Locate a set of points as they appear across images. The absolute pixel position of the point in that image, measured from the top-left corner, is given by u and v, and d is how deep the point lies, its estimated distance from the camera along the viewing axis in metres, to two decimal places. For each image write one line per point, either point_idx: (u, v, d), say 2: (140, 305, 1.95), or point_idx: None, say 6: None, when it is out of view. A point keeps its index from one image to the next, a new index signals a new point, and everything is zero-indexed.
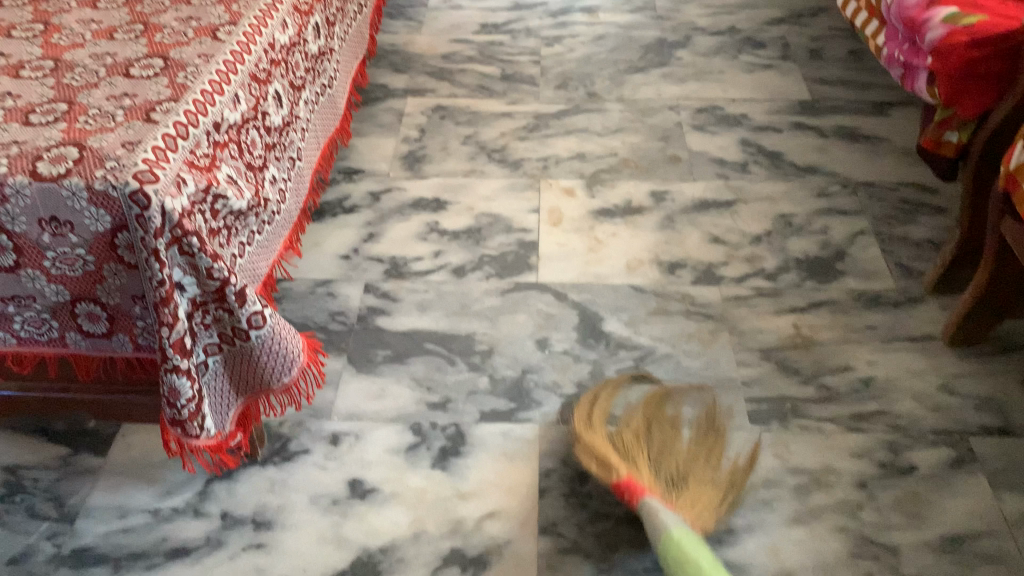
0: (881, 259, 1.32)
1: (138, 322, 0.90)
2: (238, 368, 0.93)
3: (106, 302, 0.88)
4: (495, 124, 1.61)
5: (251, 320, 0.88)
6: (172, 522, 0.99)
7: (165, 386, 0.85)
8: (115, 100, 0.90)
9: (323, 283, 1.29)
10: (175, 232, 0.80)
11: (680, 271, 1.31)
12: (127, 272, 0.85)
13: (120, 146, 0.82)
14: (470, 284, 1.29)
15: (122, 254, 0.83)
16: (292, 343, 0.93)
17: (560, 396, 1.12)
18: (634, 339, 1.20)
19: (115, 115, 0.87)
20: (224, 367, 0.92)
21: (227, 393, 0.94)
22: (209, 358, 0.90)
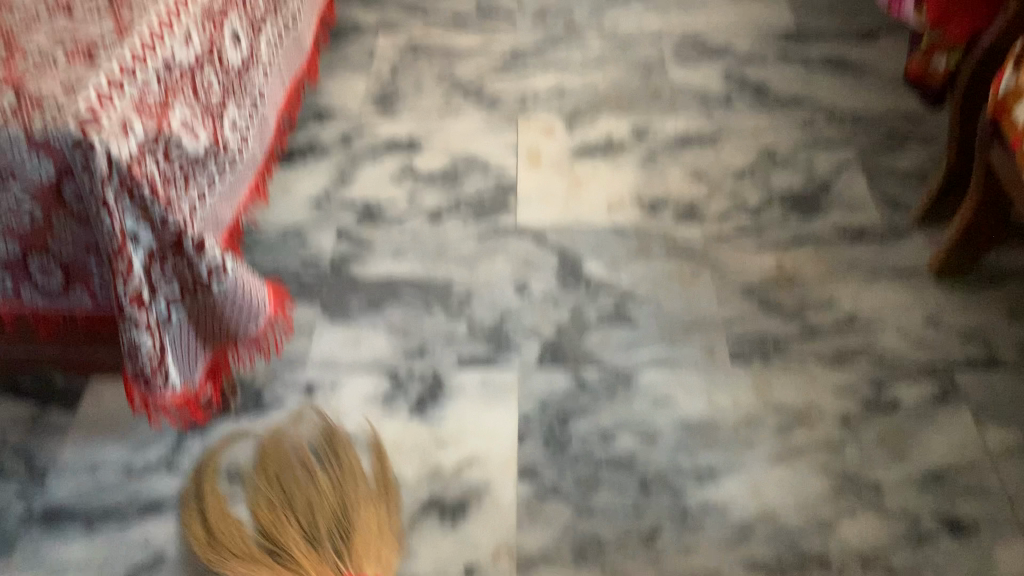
0: (866, 192, 1.29)
1: (94, 274, 0.86)
2: (202, 321, 0.90)
3: (59, 256, 0.84)
4: (471, 61, 1.56)
5: (213, 272, 0.85)
6: (146, 476, 0.97)
7: (125, 341, 0.82)
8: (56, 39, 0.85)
9: (295, 231, 1.25)
10: (125, 180, 0.76)
11: (661, 210, 1.28)
12: (78, 222, 0.81)
13: (60, 87, 0.77)
14: (447, 228, 1.25)
15: (70, 203, 0.79)
16: (258, 293, 0.90)
17: (539, 339, 1.10)
18: (614, 281, 1.18)
19: (55, 54, 0.82)
20: (188, 320, 0.89)
21: (192, 346, 0.91)
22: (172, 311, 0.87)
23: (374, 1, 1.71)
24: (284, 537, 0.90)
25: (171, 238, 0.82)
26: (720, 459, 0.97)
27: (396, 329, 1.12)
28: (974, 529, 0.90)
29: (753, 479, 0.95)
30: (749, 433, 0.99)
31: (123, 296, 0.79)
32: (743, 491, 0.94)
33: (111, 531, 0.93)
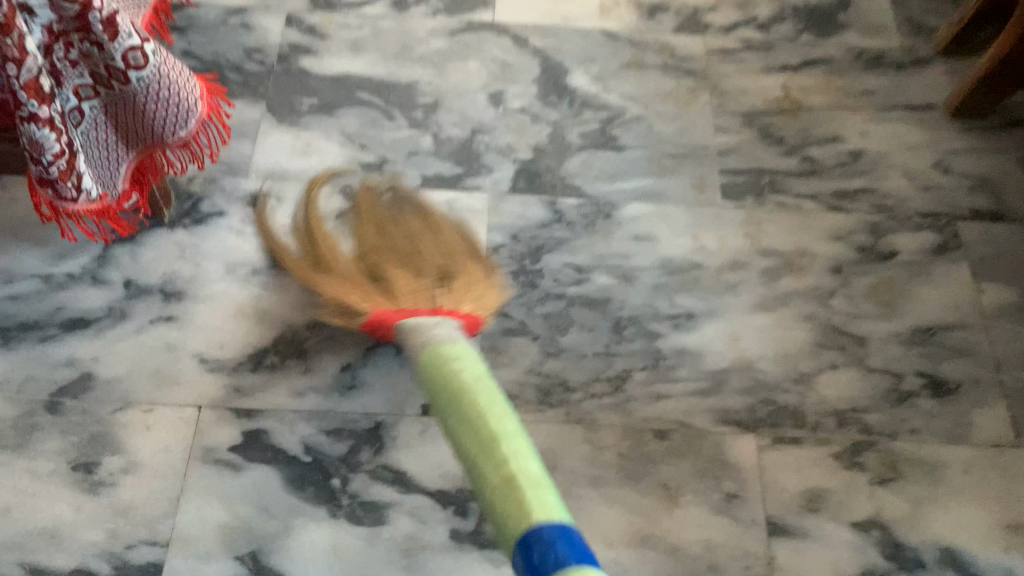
0: (890, 11, 1.14)
1: None
2: (121, 118, 0.76)
3: None
4: None
5: (130, 60, 0.70)
6: (67, 289, 0.87)
7: (24, 139, 0.68)
8: None
9: (236, 13, 1.08)
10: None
11: (660, 16, 1.12)
12: None
13: None
14: (414, 21, 1.09)
15: None
16: (187, 88, 0.76)
17: (513, 162, 0.99)
18: (601, 98, 1.04)
19: None
20: (104, 115, 0.75)
21: (111, 147, 0.78)
22: (82, 104, 0.73)
23: None
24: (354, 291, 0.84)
25: (72, 13, 0.66)
26: (701, 304, 0.90)
27: (353, 137, 0.99)
28: (956, 390, 0.86)
29: (734, 326, 0.89)
30: (734, 277, 0.92)
31: (17, 85, 0.64)
32: (723, 339, 0.88)
33: (30, 348, 0.84)
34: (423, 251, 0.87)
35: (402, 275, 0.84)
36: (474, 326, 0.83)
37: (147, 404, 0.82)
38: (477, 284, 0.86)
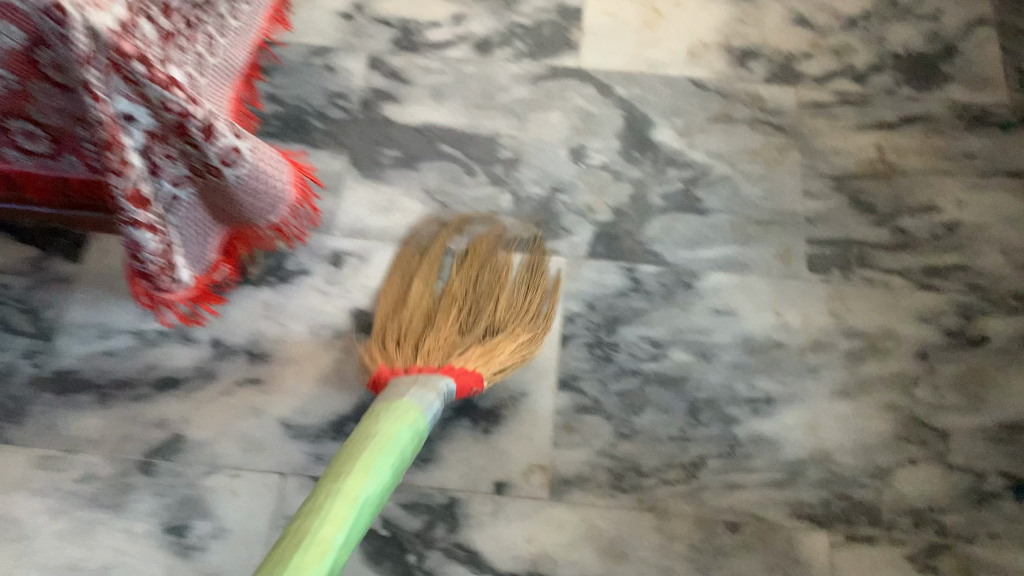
0: (998, 62, 1.08)
1: (86, 145, 0.72)
2: (215, 203, 0.78)
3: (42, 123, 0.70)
4: None
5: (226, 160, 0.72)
6: (158, 346, 0.91)
7: (126, 237, 0.70)
8: None
9: (321, 53, 1.07)
10: (115, 61, 0.61)
11: (751, 63, 1.08)
12: (61, 94, 0.66)
13: None
14: (497, 66, 1.08)
15: (48, 74, 0.63)
16: (278, 175, 0.77)
17: (593, 223, 0.98)
18: (685, 155, 1.02)
19: None
20: (199, 201, 0.77)
21: (205, 227, 0.80)
22: (180, 194, 0.75)
23: None
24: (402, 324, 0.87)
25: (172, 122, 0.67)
26: (779, 387, 0.89)
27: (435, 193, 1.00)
28: None
29: (812, 413, 0.88)
30: (815, 359, 0.91)
31: (120, 194, 0.66)
32: (800, 427, 0.87)
33: (125, 406, 0.88)
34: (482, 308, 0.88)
35: (446, 322, 0.86)
36: (470, 389, 0.80)
37: (234, 468, 0.85)
38: (501, 353, 0.84)
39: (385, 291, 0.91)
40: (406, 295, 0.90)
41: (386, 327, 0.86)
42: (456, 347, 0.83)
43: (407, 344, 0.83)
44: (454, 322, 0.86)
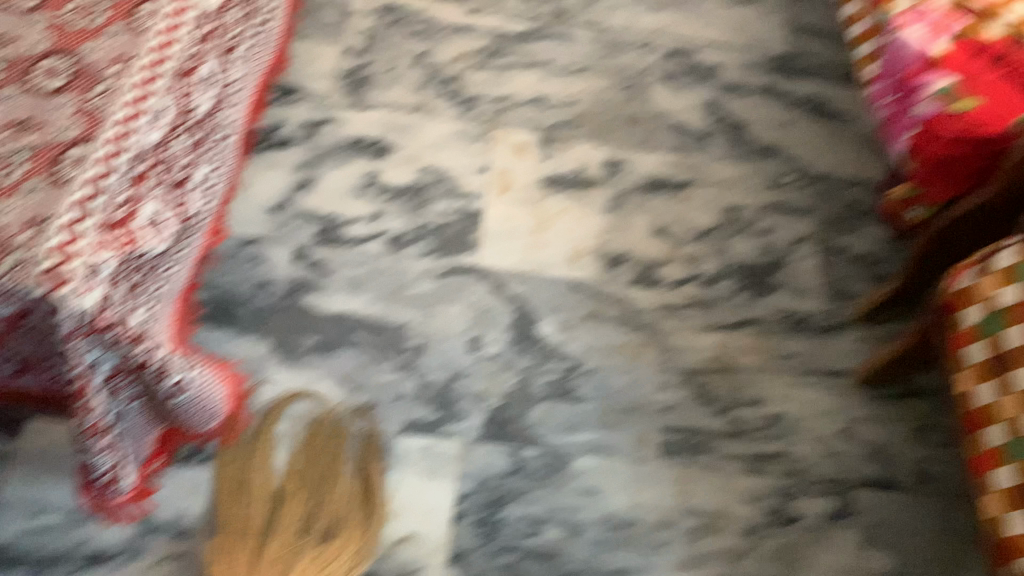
0: (815, 274, 1.34)
1: (49, 371, 0.84)
2: (157, 413, 0.91)
3: (13, 357, 0.82)
4: (452, 42, 1.48)
5: (175, 384, 0.86)
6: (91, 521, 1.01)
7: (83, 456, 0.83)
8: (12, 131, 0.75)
9: (251, 244, 1.23)
10: (96, 327, 0.74)
11: (619, 268, 1.30)
12: (38, 343, 0.78)
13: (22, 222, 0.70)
14: (407, 262, 1.25)
15: (31, 333, 0.75)
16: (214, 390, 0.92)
17: (485, 408, 1.14)
18: (564, 348, 1.21)
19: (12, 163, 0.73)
20: (144, 413, 0.90)
21: (146, 430, 0.93)
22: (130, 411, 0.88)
23: None
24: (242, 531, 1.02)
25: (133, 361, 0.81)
26: (635, 559, 1.07)
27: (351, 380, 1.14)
28: None
29: None
30: (664, 534, 1.09)
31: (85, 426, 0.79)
32: None
33: None
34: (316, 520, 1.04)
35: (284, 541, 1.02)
36: None
37: None
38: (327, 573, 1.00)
39: (230, 473, 1.05)
40: (245, 501, 1.03)
41: (227, 535, 1.01)
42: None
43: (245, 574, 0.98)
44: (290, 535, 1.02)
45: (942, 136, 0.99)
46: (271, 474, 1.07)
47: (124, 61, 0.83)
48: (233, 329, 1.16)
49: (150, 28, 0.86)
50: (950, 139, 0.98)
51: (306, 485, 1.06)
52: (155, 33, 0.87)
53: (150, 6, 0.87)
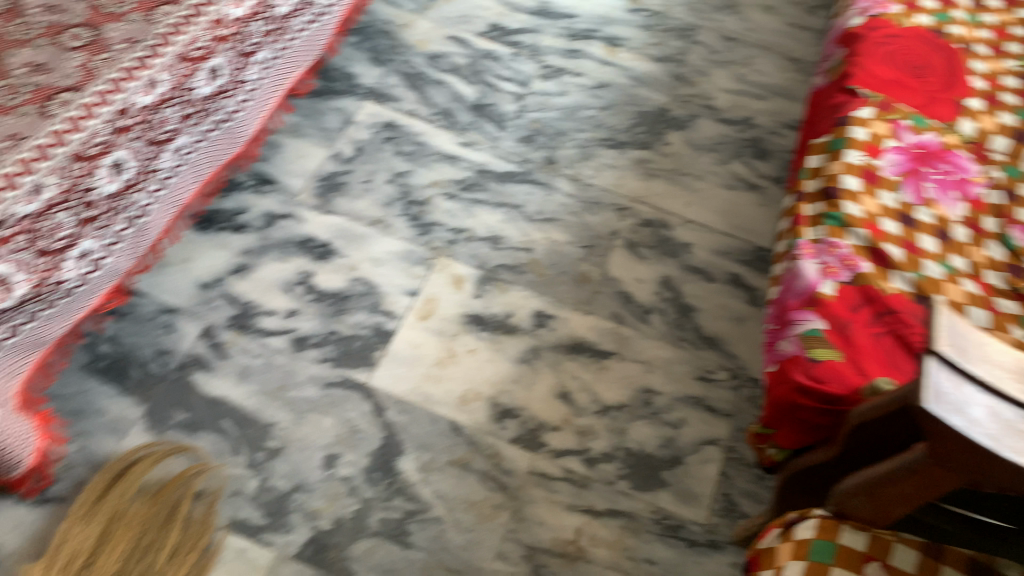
0: (712, 481, 1.26)
1: None
2: None
3: None
4: (433, 168, 1.56)
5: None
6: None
7: None
8: None
9: (169, 311, 1.31)
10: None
11: (506, 422, 1.28)
12: None
13: None
14: (301, 363, 1.30)
15: None
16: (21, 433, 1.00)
17: (311, 527, 1.15)
18: (416, 489, 1.20)
19: None
20: None
21: None
22: None
23: (383, 60, 1.70)
24: (73, 538, 1.08)
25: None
26: None
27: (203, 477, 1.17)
28: None
29: None
30: None
31: None
32: None
33: None
34: (124, 557, 1.08)
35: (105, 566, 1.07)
36: None
37: None
38: None
39: (98, 479, 1.13)
40: (98, 510, 1.10)
41: (63, 546, 1.07)
42: None
43: None
44: (117, 555, 1.08)
45: (790, 378, 0.93)
46: (131, 500, 1.13)
47: (17, 140, 0.95)
48: (117, 387, 1.23)
49: (59, 115, 0.99)
50: (796, 385, 0.92)
51: (146, 523, 1.12)
52: (63, 118, 0.99)
53: (68, 96, 1.01)
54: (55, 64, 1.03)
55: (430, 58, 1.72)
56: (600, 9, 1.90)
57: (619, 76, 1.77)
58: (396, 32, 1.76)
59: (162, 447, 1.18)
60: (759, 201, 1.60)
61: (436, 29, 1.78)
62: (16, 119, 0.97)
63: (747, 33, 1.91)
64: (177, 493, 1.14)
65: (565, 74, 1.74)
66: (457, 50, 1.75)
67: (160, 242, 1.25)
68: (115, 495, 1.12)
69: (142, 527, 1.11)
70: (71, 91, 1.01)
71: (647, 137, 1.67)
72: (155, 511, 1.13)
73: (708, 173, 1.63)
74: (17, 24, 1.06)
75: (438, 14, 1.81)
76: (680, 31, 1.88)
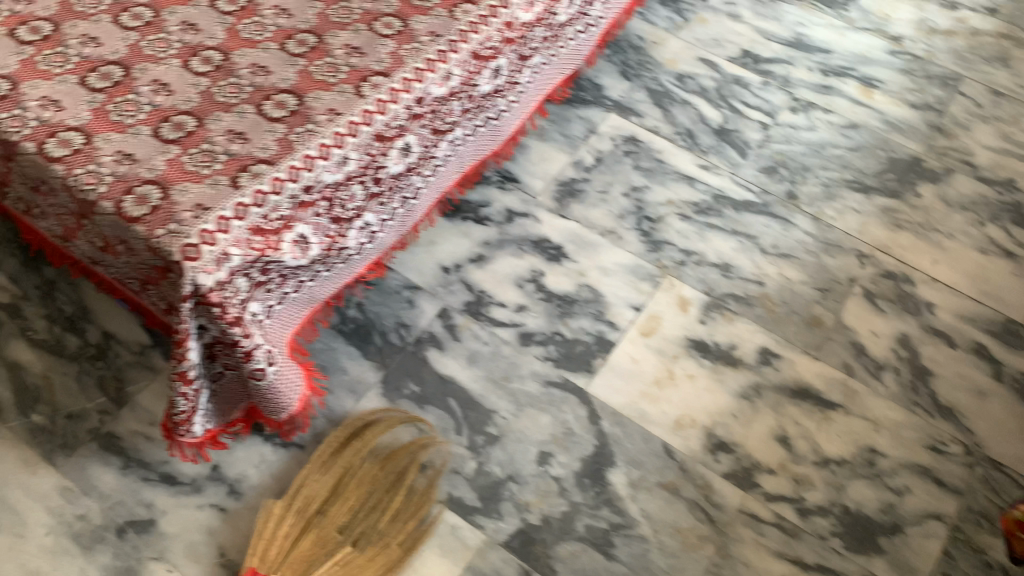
0: (933, 559, 1.18)
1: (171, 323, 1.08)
2: (228, 395, 1.06)
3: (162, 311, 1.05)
4: (671, 187, 1.55)
5: (221, 367, 1.02)
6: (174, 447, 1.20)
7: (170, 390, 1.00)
8: (257, 195, 0.96)
9: (412, 288, 1.40)
10: (186, 295, 0.90)
11: (720, 454, 1.27)
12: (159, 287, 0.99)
13: (203, 228, 0.91)
14: (525, 358, 1.33)
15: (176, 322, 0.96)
16: (293, 380, 1.08)
17: (521, 519, 1.18)
18: (624, 503, 1.21)
19: (235, 225, 0.93)
20: (218, 396, 1.06)
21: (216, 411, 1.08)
22: (206, 390, 1.02)
23: (632, 74, 1.72)
24: (313, 483, 1.17)
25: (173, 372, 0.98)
26: None
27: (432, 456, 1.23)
28: None
29: None
30: None
31: (175, 372, 0.96)
32: None
33: (134, 480, 1.18)
34: (354, 510, 1.16)
35: (337, 515, 1.15)
36: None
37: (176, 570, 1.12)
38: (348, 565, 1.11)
39: (340, 432, 1.22)
40: (336, 461, 1.19)
41: (304, 487, 1.16)
42: (327, 549, 1.12)
43: (303, 519, 1.14)
44: (349, 506, 1.16)
45: None
46: (365, 457, 1.20)
47: (334, 116, 1.04)
48: (359, 351, 1.32)
49: (371, 95, 1.07)
50: None
51: (376, 481, 1.19)
52: (373, 99, 1.07)
53: (380, 80, 1.08)
54: (369, 48, 1.12)
55: (678, 77, 1.73)
56: (858, 47, 1.83)
57: (872, 118, 1.70)
58: (648, 48, 1.77)
59: (397, 415, 1.25)
60: (1015, 271, 1.49)
61: (687, 50, 1.78)
62: (335, 95, 1.06)
63: (1018, 89, 1.78)
64: (406, 459, 1.21)
65: (814, 110, 1.70)
66: (706, 73, 1.74)
67: (419, 225, 1.34)
68: (352, 450, 1.20)
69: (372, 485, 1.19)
70: (381, 75, 1.09)
71: (897, 187, 1.59)
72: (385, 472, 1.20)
73: (960, 233, 1.54)
74: (339, 9, 1.16)
75: (691, 34, 1.81)
76: (943, 79, 1.78)
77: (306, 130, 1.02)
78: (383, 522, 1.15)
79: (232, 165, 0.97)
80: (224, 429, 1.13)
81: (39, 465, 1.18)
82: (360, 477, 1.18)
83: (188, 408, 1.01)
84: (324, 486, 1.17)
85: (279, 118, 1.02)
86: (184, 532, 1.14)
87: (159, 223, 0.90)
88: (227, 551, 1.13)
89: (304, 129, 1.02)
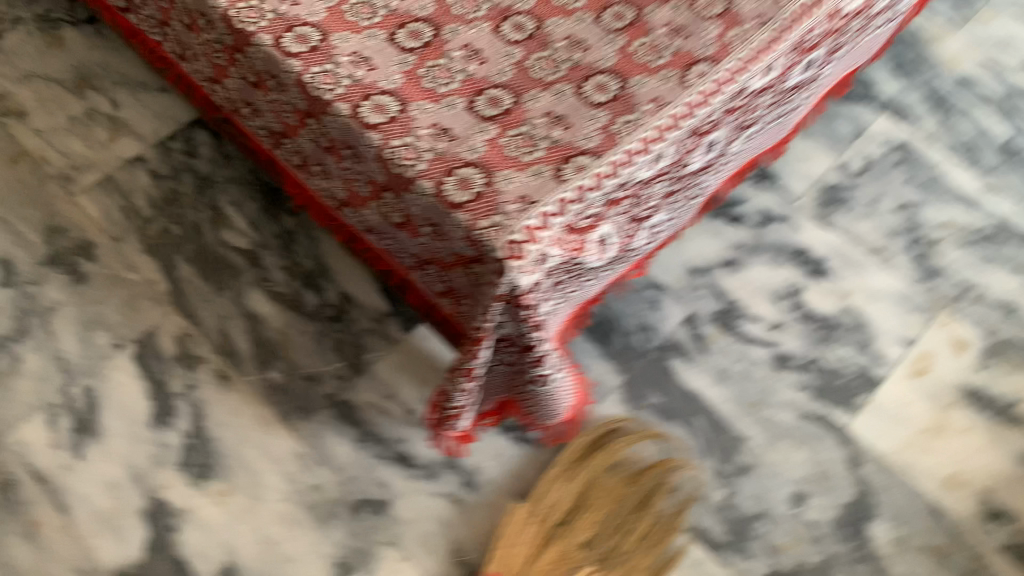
0: None
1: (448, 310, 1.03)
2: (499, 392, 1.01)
3: (445, 297, 1.01)
4: (947, 207, 1.39)
5: (498, 364, 0.95)
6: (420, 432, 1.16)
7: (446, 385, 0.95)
8: (578, 192, 0.85)
9: (657, 287, 1.28)
10: (500, 295, 0.83)
11: (996, 524, 1.13)
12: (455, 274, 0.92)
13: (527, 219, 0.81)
14: (780, 383, 1.22)
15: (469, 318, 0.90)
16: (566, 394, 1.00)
17: (772, 562, 1.09)
18: (887, 563, 1.09)
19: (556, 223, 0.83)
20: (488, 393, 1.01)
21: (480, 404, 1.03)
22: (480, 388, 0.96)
23: (907, 70, 1.54)
24: (551, 496, 1.09)
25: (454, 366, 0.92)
26: None
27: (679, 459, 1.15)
28: None
29: None
30: None
31: (460, 368, 0.91)
32: None
33: (369, 458, 1.14)
34: (595, 531, 1.08)
35: (577, 535, 1.07)
36: None
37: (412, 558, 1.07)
38: None
39: (579, 442, 1.13)
40: (577, 476, 1.10)
41: (543, 499, 1.09)
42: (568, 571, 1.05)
43: (542, 536, 1.07)
44: (588, 527, 1.08)
45: None
46: (607, 474, 1.12)
47: (660, 104, 0.90)
48: (601, 351, 1.23)
49: (696, 86, 0.91)
50: None
51: (618, 502, 1.10)
52: (701, 86, 0.91)
53: (705, 68, 0.92)
54: (692, 26, 0.95)
55: (960, 80, 1.53)
56: None
57: None
58: (926, 41, 1.57)
59: (641, 431, 1.15)
60: None
61: (972, 48, 1.57)
62: (660, 81, 0.91)
63: None
64: (651, 483, 1.11)
65: None
66: (992, 78, 1.54)
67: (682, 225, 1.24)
68: (594, 465, 1.11)
69: (614, 506, 1.10)
70: (708, 61, 0.93)
71: None
72: (628, 493, 1.11)
73: None
74: None
75: (975, 30, 1.60)
76: None
77: (631, 117, 0.88)
78: (624, 551, 1.07)
79: (552, 154, 0.85)
80: (479, 424, 1.07)
81: (279, 424, 1.16)
82: (600, 495, 1.10)
83: (462, 406, 0.95)
84: (563, 500, 1.09)
85: (600, 101, 0.89)
86: (420, 522, 1.09)
87: (481, 215, 0.81)
88: (466, 550, 1.08)
89: (628, 118, 0.88)
